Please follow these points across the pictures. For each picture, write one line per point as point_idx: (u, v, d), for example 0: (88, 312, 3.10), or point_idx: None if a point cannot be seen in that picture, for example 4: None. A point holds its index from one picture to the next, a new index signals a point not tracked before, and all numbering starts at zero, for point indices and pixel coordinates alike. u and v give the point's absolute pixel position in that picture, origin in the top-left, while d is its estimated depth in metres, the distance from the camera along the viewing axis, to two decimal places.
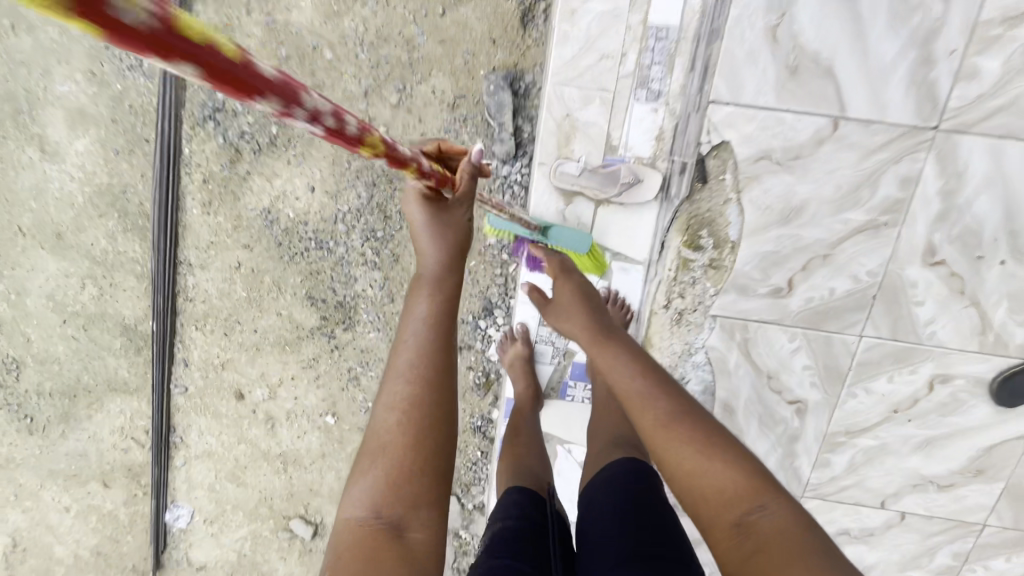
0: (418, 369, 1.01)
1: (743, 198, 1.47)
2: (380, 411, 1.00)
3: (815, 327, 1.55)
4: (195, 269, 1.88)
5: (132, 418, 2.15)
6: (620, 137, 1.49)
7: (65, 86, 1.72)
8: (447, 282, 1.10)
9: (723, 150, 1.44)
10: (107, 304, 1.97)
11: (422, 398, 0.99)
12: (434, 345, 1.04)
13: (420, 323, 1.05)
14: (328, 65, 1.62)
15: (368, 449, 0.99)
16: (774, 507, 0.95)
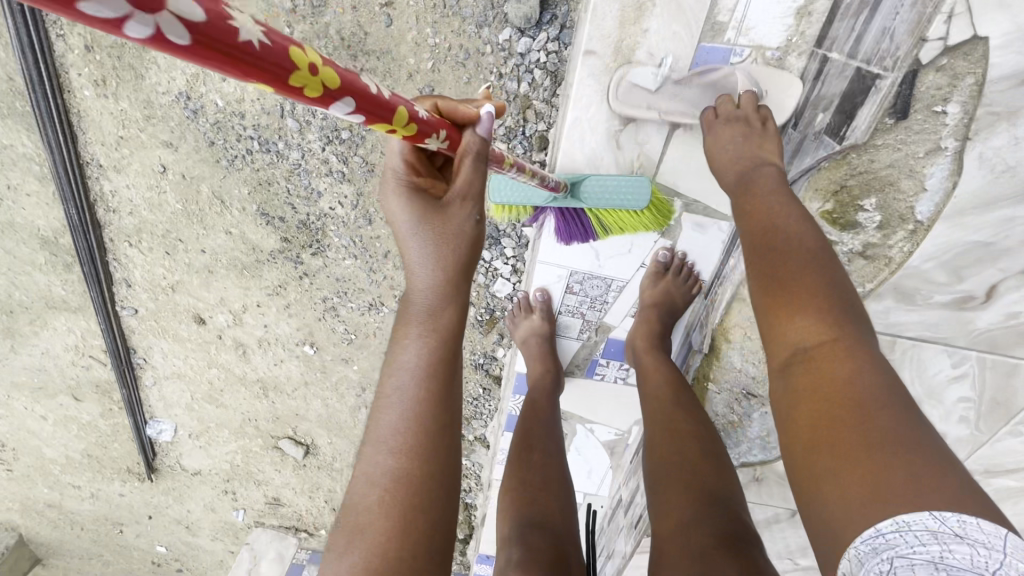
0: (410, 425, 0.73)
1: (969, 147, 0.99)
2: (359, 484, 0.72)
3: (1000, 351, 1.12)
4: (109, 172, 1.42)
5: (84, 337, 1.87)
6: (733, 9, 0.99)
7: None
8: (447, 305, 0.79)
9: (963, 51, 0.94)
10: (13, 213, 1.56)
11: (413, 469, 0.72)
12: (430, 396, 0.75)
13: (412, 357, 0.76)
14: None
15: (345, 525, 0.71)
16: (853, 371, 0.63)
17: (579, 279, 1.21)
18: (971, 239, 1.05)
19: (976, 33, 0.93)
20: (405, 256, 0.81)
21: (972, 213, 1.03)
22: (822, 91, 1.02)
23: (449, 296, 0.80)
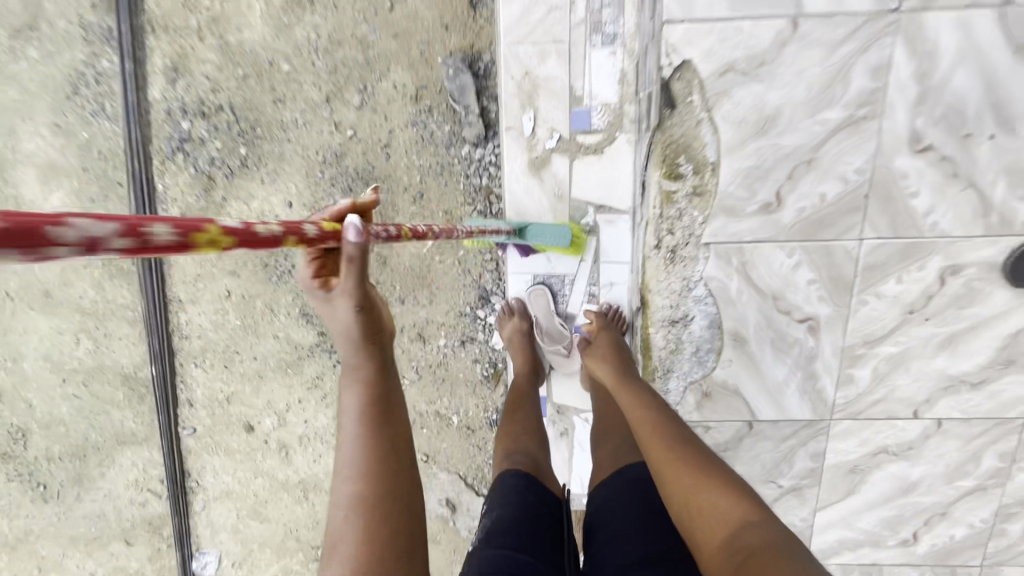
0: (362, 448, 0.78)
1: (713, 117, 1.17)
2: (334, 512, 0.77)
3: (814, 237, 1.19)
4: (186, 305, 1.85)
5: (145, 469, 2.10)
6: (583, 86, 1.25)
7: (32, 142, 1.71)
8: (370, 356, 0.81)
9: (687, 71, 1.16)
10: (104, 356, 1.95)
11: (371, 479, 0.77)
12: (373, 424, 0.80)
13: (349, 400, 0.80)
14: (287, 77, 1.58)
15: (329, 547, 0.75)
16: (771, 524, 0.74)
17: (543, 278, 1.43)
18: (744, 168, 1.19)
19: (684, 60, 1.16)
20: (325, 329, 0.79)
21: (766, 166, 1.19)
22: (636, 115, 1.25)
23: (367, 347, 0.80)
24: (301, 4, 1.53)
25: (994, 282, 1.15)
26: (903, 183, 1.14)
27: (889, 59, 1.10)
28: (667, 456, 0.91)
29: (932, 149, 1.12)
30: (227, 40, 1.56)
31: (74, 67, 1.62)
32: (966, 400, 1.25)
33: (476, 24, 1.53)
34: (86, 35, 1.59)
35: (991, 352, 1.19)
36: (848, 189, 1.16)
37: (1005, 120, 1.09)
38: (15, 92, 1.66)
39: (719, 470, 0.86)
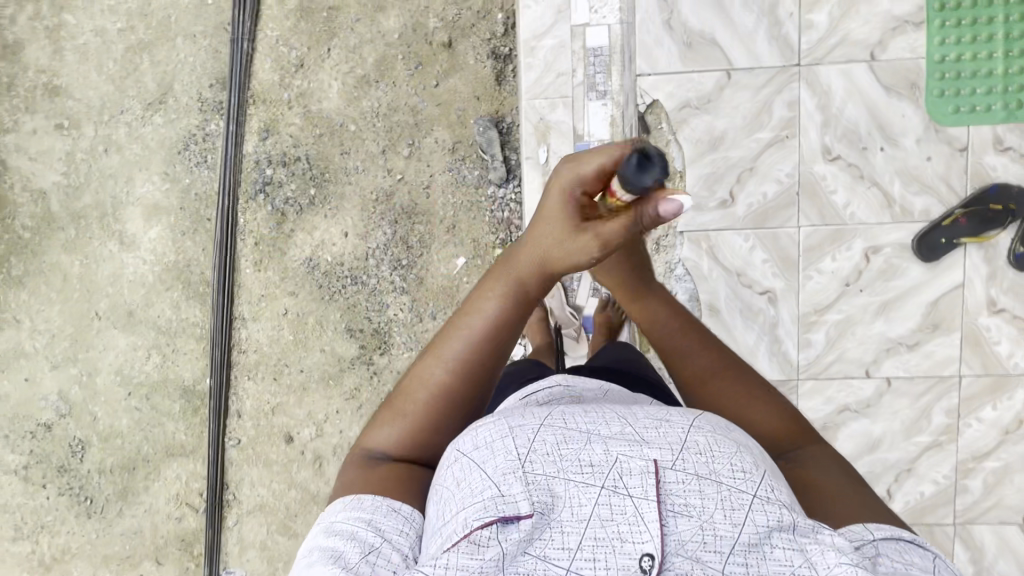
0: (470, 358, 0.80)
1: (678, 137, 1.35)
2: (422, 375, 0.81)
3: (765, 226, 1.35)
4: (248, 321, 2.15)
5: (188, 482, 2.26)
6: (584, 127, 1.56)
7: (144, 187, 2.14)
8: (531, 281, 0.78)
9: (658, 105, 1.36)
10: (169, 370, 2.21)
11: (456, 396, 0.81)
12: (487, 347, 0.80)
13: (485, 303, 0.80)
14: (353, 135, 2.03)
15: (394, 401, 0.84)
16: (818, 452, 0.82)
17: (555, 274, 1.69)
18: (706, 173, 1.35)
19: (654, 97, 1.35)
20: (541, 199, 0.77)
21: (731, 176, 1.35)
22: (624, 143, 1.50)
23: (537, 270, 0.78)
24: (368, 83, 2.01)
25: (909, 259, 1.33)
26: (823, 184, 1.33)
27: (799, 101, 1.32)
28: (714, 381, 0.89)
29: (842, 158, 1.32)
30: (309, 109, 2.04)
31: (189, 129, 2.10)
32: (907, 360, 1.36)
33: (501, 95, 2.00)
34: (202, 107, 2.09)
35: (920, 316, 1.34)
36: (784, 189, 1.34)
37: (893, 139, 1.31)
38: (139, 149, 2.13)
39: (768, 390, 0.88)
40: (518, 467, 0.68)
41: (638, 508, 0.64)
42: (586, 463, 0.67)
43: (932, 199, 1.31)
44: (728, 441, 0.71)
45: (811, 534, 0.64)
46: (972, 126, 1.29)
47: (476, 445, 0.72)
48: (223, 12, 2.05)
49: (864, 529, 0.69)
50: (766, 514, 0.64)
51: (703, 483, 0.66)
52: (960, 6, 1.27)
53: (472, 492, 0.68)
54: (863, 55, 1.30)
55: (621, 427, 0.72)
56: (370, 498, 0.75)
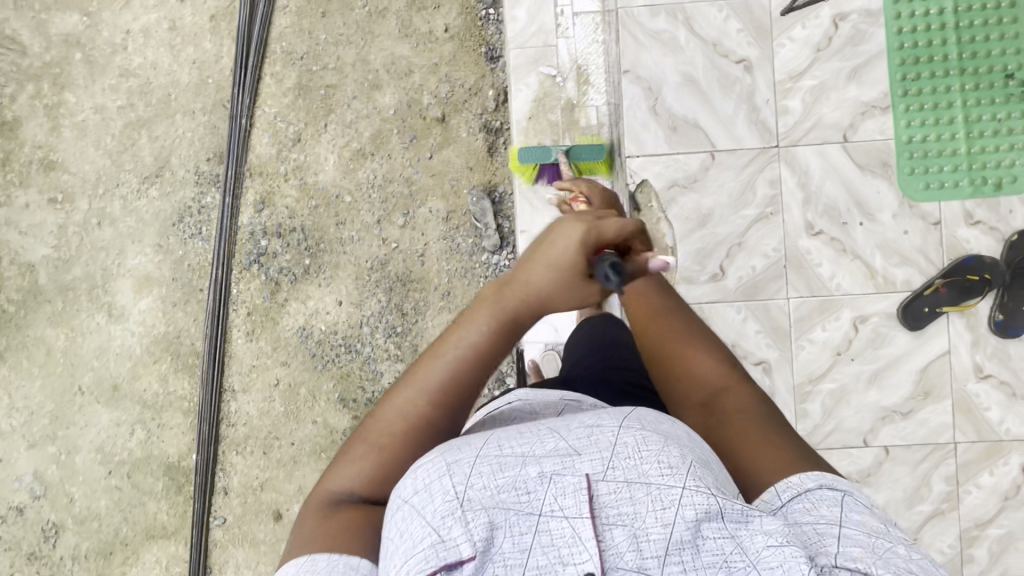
0: (440, 386, 0.88)
1: (667, 214, 1.40)
2: (400, 404, 0.88)
3: (754, 298, 1.39)
4: (238, 393, 2.10)
5: (168, 566, 2.14)
6: None
7: (136, 259, 2.14)
8: (521, 314, 0.89)
9: (647, 185, 1.41)
10: (153, 446, 2.13)
11: (431, 424, 0.88)
12: (460, 373, 0.88)
13: (473, 329, 0.89)
14: (348, 205, 2.07)
15: (365, 435, 0.89)
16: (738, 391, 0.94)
17: (551, 346, 1.72)
18: (695, 247, 1.40)
19: (642, 178, 1.41)
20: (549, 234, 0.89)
21: (719, 249, 1.39)
22: None
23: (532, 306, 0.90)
24: (363, 156, 2.07)
25: (895, 328, 1.37)
26: (807, 257, 1.38)
27: (779, 179, 1.39)
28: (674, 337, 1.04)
29: (825, 233, 1.38)
30: (305, 181, 2.08)
31: (184, 202, 2.12)
32: (902, 428, 1.37)
33: (493, 166, 2.06)
34: (198, 180, 2.12)
35: (911, 384, 1.37)
36: (770, 263, 1.39)
37: (870, 214, 1.37)
38: (133, 222, 2.14)
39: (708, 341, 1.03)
40: (456, 509, 0.67)
41: (575, 529, 0.65)
42: (523, 492, 0.68)
43: (912, 270, 1.37)
44: (656, 435, 0.73)
45: (736, 516, 0.67)
46: (942, 201, 1.36)
47: (414, 489, 0.72)
48: (223, 89, 2.12)
49: (774, 497, 0.78)
50: (696, 506, 0.66)
51: (635, 487, 0.68)
52: (922, 92, 1.37)
53: (412, 543, 0.66)
54: (836, 137, 1.38)
55: (555, 441, 0.74)
56: (326, 558, 0.77)
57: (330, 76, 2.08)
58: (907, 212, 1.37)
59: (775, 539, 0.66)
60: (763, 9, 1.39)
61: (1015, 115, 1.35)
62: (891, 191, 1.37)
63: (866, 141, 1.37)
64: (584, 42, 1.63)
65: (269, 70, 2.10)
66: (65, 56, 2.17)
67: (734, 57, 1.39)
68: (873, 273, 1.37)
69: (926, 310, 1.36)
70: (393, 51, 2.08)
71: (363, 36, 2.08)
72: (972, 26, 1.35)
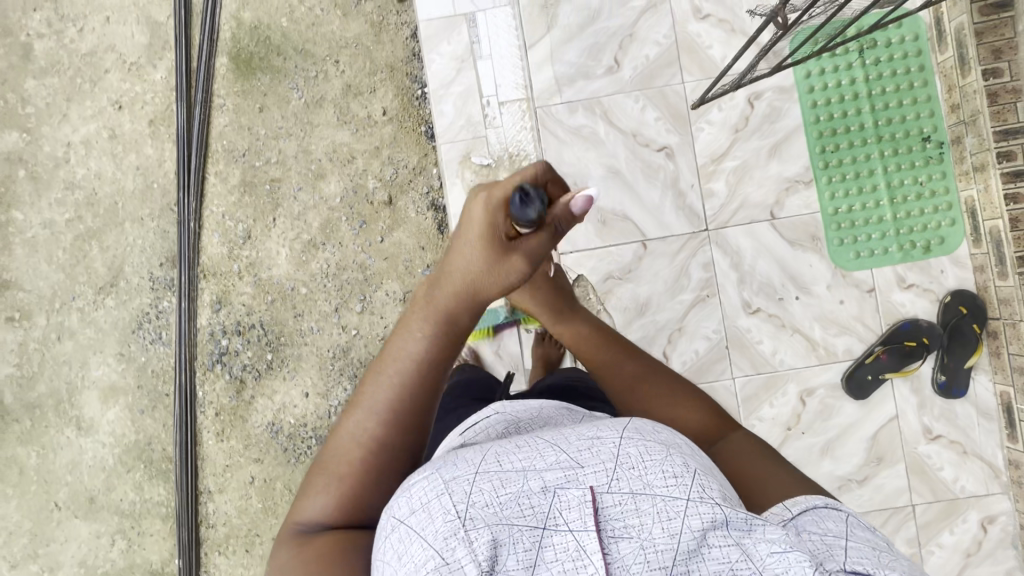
0: (391, 399, 0.85)
1: (606, 306, 1.41)
2: (355, 422, 0.86)
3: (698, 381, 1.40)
4: (214, 494, 2.10)
5: None
6: None
7: (98, 370, 2.13)
8: (456, 309, 0.88)
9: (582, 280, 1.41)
10: (135, 555, 2.13)
11: (385, 442, 0.85)
12: (409, 382, 0.86)
13: (412, 341, 0.86)
14: (305, 297, 2.07)
15: (325, 463, 0.87)
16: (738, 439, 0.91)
17: None
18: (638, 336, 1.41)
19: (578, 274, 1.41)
20: (462, 218, 0.90)
21: (660, 336, 1.40)
22: None
23: (463, 302, 0.88)
24: (314, 247, 2.08)
25: (841, 398, 1.39)
26: (748, 336, 1.40)
27: (712, 261, 1.41)
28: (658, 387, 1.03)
29: (762, 310, 1.40)
30: (259, 276, 2.08)
31: (142, 309, 2.12)
32: (860, 495, 1.38)
33: (445, 243, 2.06)
34: (154, 285, 2.12)
35: (863, 451, 1.38)
36: (712, 345, 1.40)
37: (805, 287, 1.39)
38: (93, 333, 2.14)
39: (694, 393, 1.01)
40: (459, 528, 0.64)
41: (581, 542, 0.62)
42: (525, 508, 0.66)
43: (852, 339, 1.39)
44: (657, 444, 0.72)
45: (747, 527, 0.65)
46: (874, 268, 1.39)
47: (413, 509, 0.69)
48: (169, 193, 2.12)
49: (784, 509, 0.73)
50: (701, 516, 0.64)
51: (639, 499, 0.66)
52: (843, 163, 1.40)
53: (415, 566, 0.63)
54: (763, 215, 1.40)
55: (556, 454, 0.72)
56: None
57: (274, 171, 2.09)
58: (838, 283, 1.39)
59: (780, 546, 0.63)
60: (678, 94, 1.46)
61: (936, 176, 1.40)
62: (821, 262, 1.40)
63: (791, 218, 1.40)
64: (513, 130, 1.61)
65: (212, 170, 2.10)
66: (8, 174, 2.17)
67: (655, 146, 1.44)
68: (814, 346, 1.39)
69: (869, 379, 1.37)
70: (333, 139, 2.08)
71: (302, 128, 2.09)
72: (885, 93, 1.40)
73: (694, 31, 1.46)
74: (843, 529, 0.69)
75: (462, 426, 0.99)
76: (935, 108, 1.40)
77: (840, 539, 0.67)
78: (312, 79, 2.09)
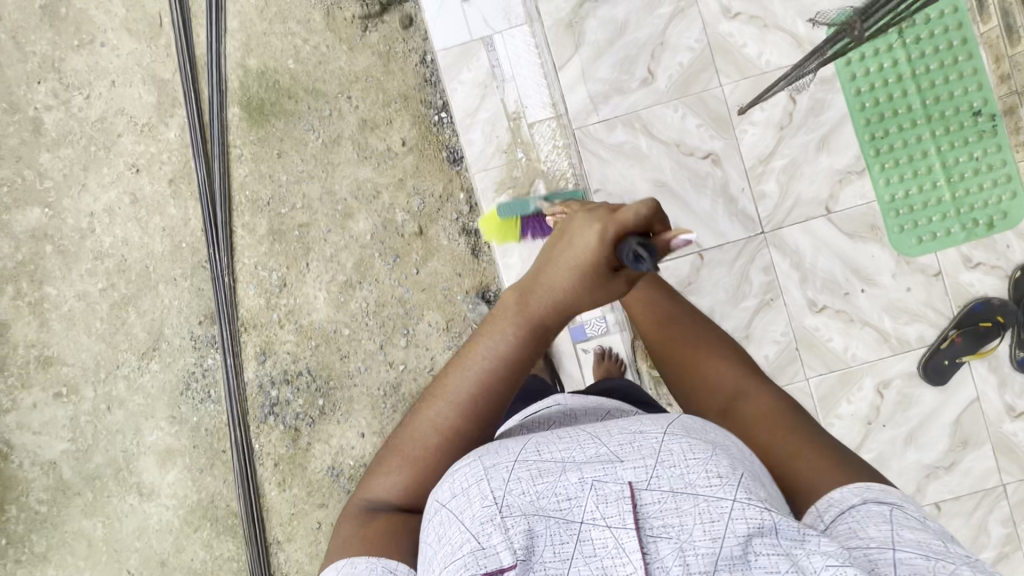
0: (475, 397, 0.83)
1: None
2: (435, 413, 0.83)
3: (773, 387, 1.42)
4: (284, 543, 2.11)
5: None
6: None
7: (153, 435, 2.14)
8: (546, 321, 0.84)
9: None
10: None
11: (465, 440, 0.83)
12: (492, 385, 0.83)
13: (499, 343, 0.83)
14: (349, 338, 2.06)
15: (400, 444, 0.84)
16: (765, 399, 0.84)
17: None
18: None
19: None
20: (568, 235, 0.83)
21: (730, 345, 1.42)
22: (612, 319, 1.66)
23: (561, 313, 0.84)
24: (351, 287, 2.06)
25: (917, 385, 1.40)
26: (816, 335, 1.42)
27: (773, 264, 1.43)
28: (681, 345, 0.96)
29: (829, 307, 1.42)
30: (301, 323, 2.08)
31: (187, 369, 2.12)
32: (948, 481, 1.39)
33: (481, 267, 2.05)
34: (196, 344, 2.12)
35: (946, 437, 1.39)
36: (782, 348, 1.42)
37: (869, 279, 1.41)
38: (142, 399, 2.14)
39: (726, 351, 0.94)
40: (495, 515, 0.63)
41: (619, 539, 0.60)
42: (561, 498, 0.63)
43: (923, 325, 1.41)
44: (703, 444, 0.68)
45: (798, 536, 0.59)
46: (938, 250, 1.41)
47: (453, 493, 0.69)
48: (198, 250, 2.11)
49: (818, 517, 0.68)
50: (746, 520, 0.59)
51: (680, 499, 0.63)
52: (894, 148, 1.42)
53: (452, 548, 0.63)
54: (819, 211, 1.43)
55: (595, 447, 0.70)
56: (365, 561, 0.74)
57: (301, 215, 2.07)
58: (901, 273, 1.41)
59: (836, 559, 0.57)
60: (718, 99, 1.47)
61: (990, 150, 1.41)
62: (880, 253, 1.41)
63: (845, 214, 1.42)
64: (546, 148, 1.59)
65: (239, 222, 2.09)
66: (36, 251, 2.16)
67: (700, 153, 1.46)
68: (884, 338, 1.41)
69: (946, 365, 1.38)
70: (356, 176, 2.06)
71: (324, 169, 2.07)
72: (929, 70, 1.41)
73: (726, 31, 1.47)
74: (890, 536, 0.61)
75: (524, 412, 1.02)
76: (984, 80, 1.41)
77: (891, 551, 0.59)
78: (326, 117, 2.06)
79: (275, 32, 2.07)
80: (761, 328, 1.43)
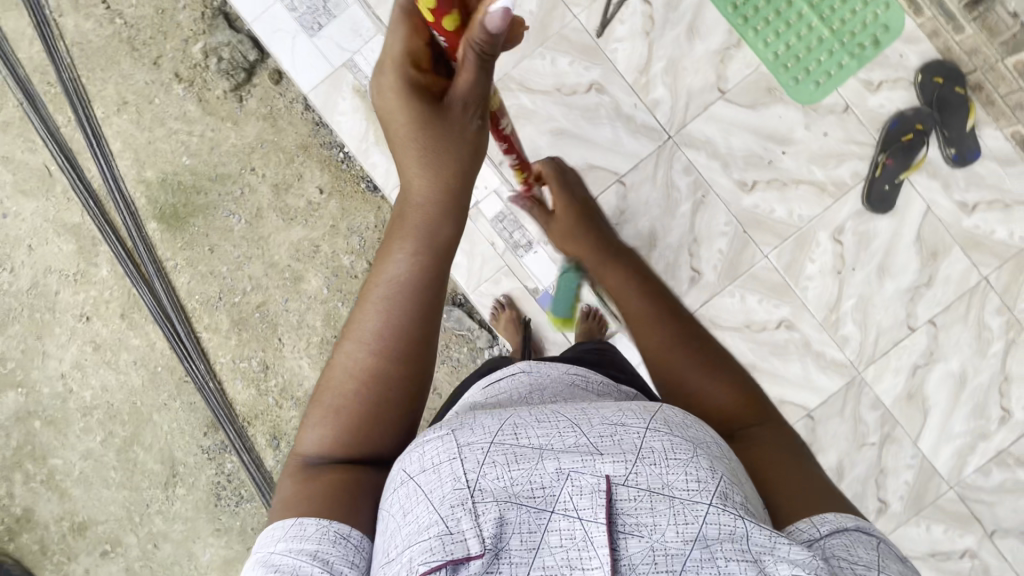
0: (382, 330, 0.78)
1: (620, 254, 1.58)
2: (349, 360, 0.77)
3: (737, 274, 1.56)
4: None
5: None
6: (531, 280, 1.68)
7: (206, 552, 2.16)
8: (430, 222, 0.79)
9: None
10: None
11: (381, 384, 0.76)
12: (396, 312, 0.78)
13: (395, 268, 0.79)
14: None
15: (321, 396, 0.78)
16: (763, 427, 0.79)
17: None
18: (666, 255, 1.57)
19: None
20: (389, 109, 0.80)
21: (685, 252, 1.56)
22: None
23: (444, 217, 0.81)
24: (329, 342, 2.07)
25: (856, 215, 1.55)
26: (754, 212, 1.55)
27: (691, 162, 1.55)
28: (673, 357, 0.87)
29: (758, 182, 1.55)
30: (296, 398, 2.09)
31: (212, 481, 2.14)
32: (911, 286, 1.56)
33: None
34: (210, 454, 2.13)
35: (895, 251, 1.55)
36: (732, 236, 1.56)
37: (786, 139, 1.55)
38: (183, 526, 2.16)
39: (731, 371, 0.86)
40: (465, 498, 0.59)
41: (588, 533, 0.57)
42: (536, 487, 0.60)
43: (853, 161, 1.55)
44: (686, 444, 0.65)
45: (769, 543, 0.58)
46: (838, 86, 1.54)
47: (422, 466, 0.64)
48: (174, 368, 2.12)
49: (811, 527, 0.64)
50: (719, 526, 0.58)
51: (656, 499, 0.60)
52: (758, 10, 1.52)
53: (417, 528, 0.59)
54: (714, 94, 1.54)
55: (575, 436, 0.65)
56: (314, 523, 0.66)
57: (255, 296, 2.07)
58: (807, 120, 1.54)
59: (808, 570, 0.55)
60: (577, 30, 1.53)
61: None
62: (783, 111, 1.54)
63: (737, 90, 1.54)
64: None
65: (200, 325, 2.09)
66: (27, 431, 2.17)
67: (582, 88, 1.53)
68: (815, 186, 1.55)
69: (886, 189, 1.54)
70: (290, 240, 2.06)
71: (257, 245, 2.06)
72: None
73: None
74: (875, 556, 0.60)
75: (485, 380, 0.99)
76: None
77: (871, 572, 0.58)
78: (240, 197, 2.06)
79: (159, 137, 2.06)
80: (705, 225, 1.56)
